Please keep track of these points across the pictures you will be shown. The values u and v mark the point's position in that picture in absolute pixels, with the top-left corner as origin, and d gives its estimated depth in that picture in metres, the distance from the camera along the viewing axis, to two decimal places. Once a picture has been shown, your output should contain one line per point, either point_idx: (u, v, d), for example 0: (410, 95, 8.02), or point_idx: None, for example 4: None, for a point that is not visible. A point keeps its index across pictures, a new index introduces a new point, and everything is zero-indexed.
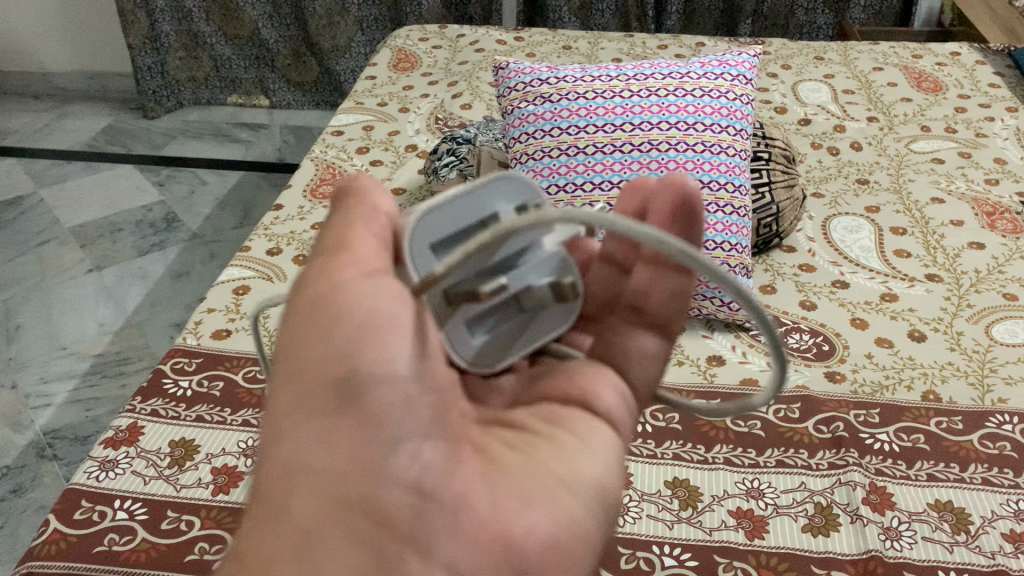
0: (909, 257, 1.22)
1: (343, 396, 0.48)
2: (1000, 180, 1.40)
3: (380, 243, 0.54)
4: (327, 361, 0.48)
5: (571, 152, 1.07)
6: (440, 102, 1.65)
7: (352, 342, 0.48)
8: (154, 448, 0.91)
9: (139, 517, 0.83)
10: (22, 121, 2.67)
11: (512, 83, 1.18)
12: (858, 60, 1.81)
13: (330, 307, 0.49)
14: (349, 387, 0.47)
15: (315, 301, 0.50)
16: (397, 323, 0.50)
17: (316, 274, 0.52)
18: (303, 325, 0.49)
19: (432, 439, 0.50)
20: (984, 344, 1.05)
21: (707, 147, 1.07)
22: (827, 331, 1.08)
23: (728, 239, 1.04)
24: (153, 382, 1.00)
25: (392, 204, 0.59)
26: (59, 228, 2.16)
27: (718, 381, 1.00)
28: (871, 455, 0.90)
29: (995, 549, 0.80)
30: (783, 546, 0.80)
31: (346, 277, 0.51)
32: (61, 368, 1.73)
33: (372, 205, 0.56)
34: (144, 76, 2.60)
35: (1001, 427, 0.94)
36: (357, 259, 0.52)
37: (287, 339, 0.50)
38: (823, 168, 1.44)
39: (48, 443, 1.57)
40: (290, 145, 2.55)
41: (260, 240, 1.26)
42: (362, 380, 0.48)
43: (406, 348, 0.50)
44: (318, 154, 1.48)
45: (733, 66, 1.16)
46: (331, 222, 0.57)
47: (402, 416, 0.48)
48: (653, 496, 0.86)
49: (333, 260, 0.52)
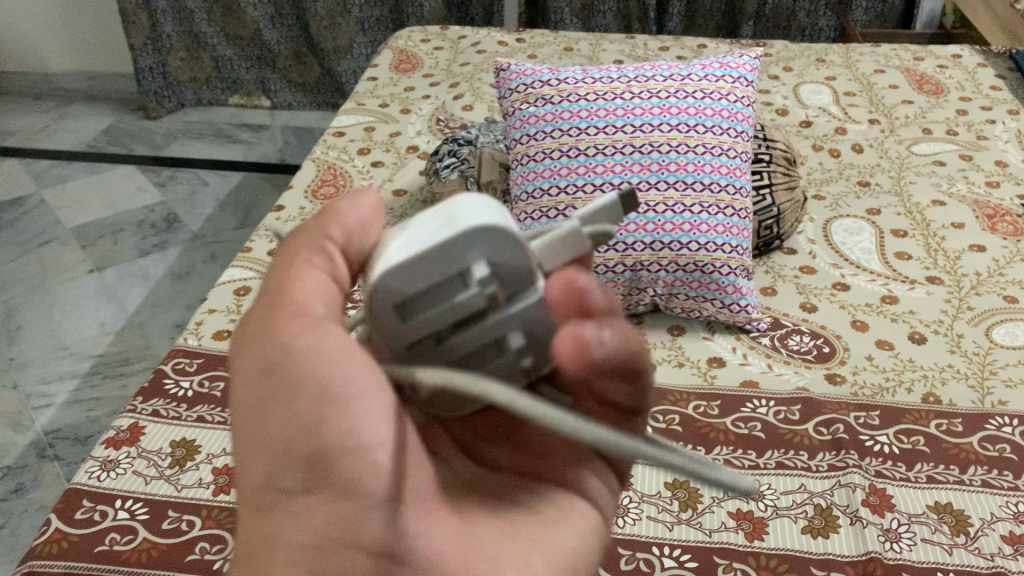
0: (910, 260, 1.22)
1: (314, 467, 0.48)
2: (1001, 182, 1.40)
3: (326, 283, 0.55)
4: (293, 431, 0.49)
5: (573, 154, 1.07)
6: (442, 104, 1.66)
7: (316, 411, 0.49)
8: (155, 448, 0.91)
9: (140, 516, 0.83)
10: (23, 121, 2.68)
11: (512, 84, 1.17)
12: (860, 62, 1.81)
13: (283, 373, 0.49)
14: (318, 458, 0.48)
15: (272, 364, 0.50)
16: (359, 383, 0.49)
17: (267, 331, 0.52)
18: (265, 390, 0.50)
19: (404, 500, 0.50)
20: (985, 347, 1.05)
21: (709, 148, 1.07)
22: (827, 333, 1.08)
23: (729, 241, 1.05)
24: (154, 382, 1.00)
25: (348, 215, 0.58)
26: (60, 229, 2.16)
27: (718, 383, 1.00)
28: (871, 457, 0.90)
29: (994, 551, 0.80)
30: (784, 547, 0.80)
31: (299, 337, 0.50)
32: (62, 368, 1.73)
33: (313, 249, 0.56)
34: (146, 76, 2.61)
35: (1001, 429, 0.94)
36: (309, 314, 0.52)
37: (248, 408, 0.51)
38: (824, 171, 1.45)
39: (49, 443, 1.57)
40: (291, 146, 2.56)
41: (261, 241, 1.27)
42: (330, 449, 0.48)
43: (374, 408, 0.50)
44: (319, 155, 1.49)
45: (735, 67, 1.16)
46: (282, 256, 0.57)
47: (373, 481, 0.49)
48: (654, 497, 0.86)
49: (283, 316, 0.52)
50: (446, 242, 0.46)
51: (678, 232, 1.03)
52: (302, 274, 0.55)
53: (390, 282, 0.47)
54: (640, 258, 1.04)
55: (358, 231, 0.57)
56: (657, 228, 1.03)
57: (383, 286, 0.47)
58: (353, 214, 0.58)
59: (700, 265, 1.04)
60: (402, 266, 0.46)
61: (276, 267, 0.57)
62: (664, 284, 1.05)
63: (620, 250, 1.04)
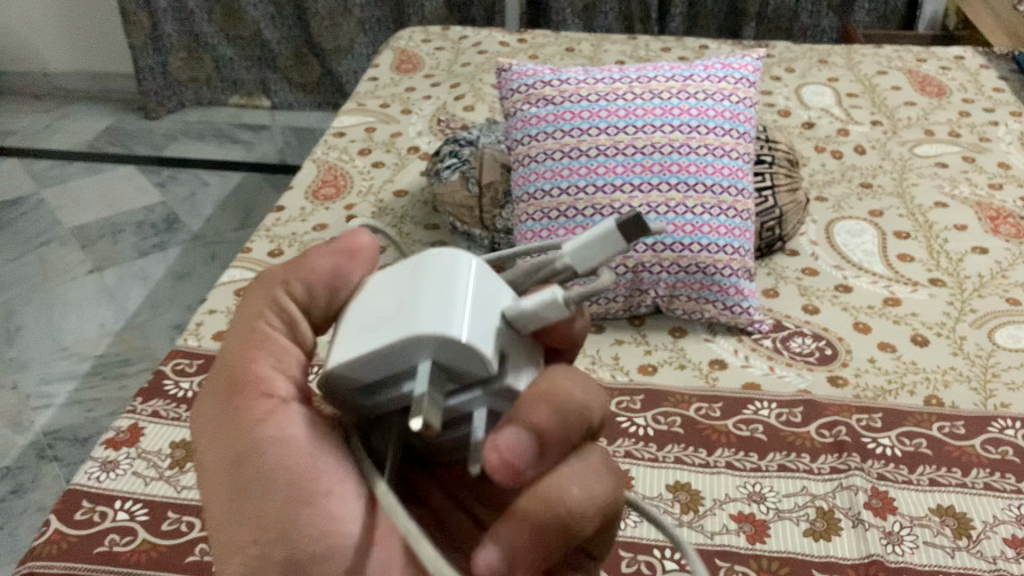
0: (912, 262, 1.21)
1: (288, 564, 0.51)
2: (1004, 184, 1.39)
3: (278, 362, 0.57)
4: (261, 530, 0.51)
5: (574, 155, 1.07)
6: (443, 104, 1.65)
7: (284, 507, 0.51)
8: (155, 449, 0.91)
9: (140, 517, 0.83)
10: (24, 121, 2.67)
11: (513, 84, 1.16)
12: (862, 63, 1.81)
13: (255, 457, 0.52)
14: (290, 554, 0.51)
15: (236, 463, 0.53)
16: (319, 470, 0.52)
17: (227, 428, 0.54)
18: (230, 491, 0.52)
19: None
20: (987, 349, 1.05)
21: (711, 149, 1.07)
22: (829, 335, 1.08)
23: (731, 242, 1.05)
24: (153, 383, 1.00)
25: (305, 268, 0.57)
26: (60, 229, 2.16)
27: (720, 385, 1.00)
28: (873, 459, 0.90)
29: (997, 554, 0.80)
30: (785, 550, 0.80)
31: (261, 430, 0.53)
32: (62, 368, 1.73)
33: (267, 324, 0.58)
34: (146, 77, 2.60)
35: (1003, 432, 0.93)
36: (265, 403, 0.55)
37: (214, 512, 0.53)
38: (827, 172, 1.44)
39: (49, 443, 1.57)
40: (292, 147, 2.55)
41: (261, 241, 1.26)
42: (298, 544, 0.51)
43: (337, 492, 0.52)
44: (320, 156, 1.48)
45: (738, 68, 1.15)
46: (231, 339, 0.59)
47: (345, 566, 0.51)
48: (655, 499, 0.85)
49: (241, 408, 0.54)
50: (389, 347, 0.43)
51: (681, 233, 1.04)
52: (261, 350, 0.57)
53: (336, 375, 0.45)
54: (642, 259, 1.04)
55: (328, 277, 0.56)
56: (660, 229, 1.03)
57: (331, 377, 0.46)
58: (325, 259, 0.56)
59: (701, 266, 1.04)
60: (343, 366, 0.44)
61: (232, 332, 0.59)
62: (666, 285, 1.06)
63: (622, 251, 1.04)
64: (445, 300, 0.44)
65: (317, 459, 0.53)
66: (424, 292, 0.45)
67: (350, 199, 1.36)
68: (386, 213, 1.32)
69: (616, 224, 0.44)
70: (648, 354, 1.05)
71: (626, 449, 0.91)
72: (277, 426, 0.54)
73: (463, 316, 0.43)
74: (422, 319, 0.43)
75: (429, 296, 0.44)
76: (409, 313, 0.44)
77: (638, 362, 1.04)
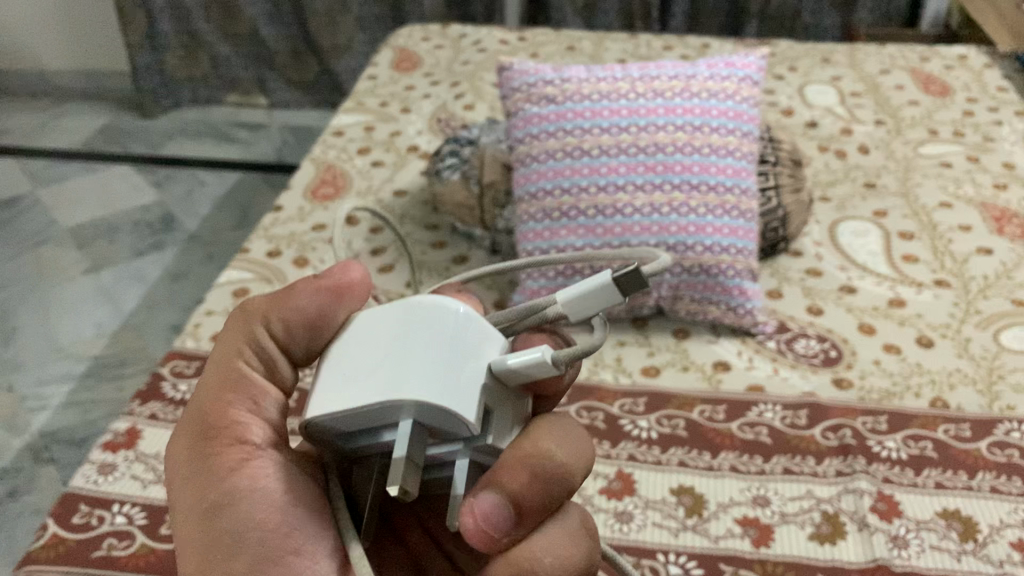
0: (917, 263, 1.20)
1: None
2: (1008, 184, 1.38)
3: (255, 398, 0.58)
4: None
5: (577, 154, 1.06)
6: (443, 103, 1.64)
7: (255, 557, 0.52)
8: (153, 452, 0.90)
9: (138, 521, 0.82)
10: (19, 119, 2.64)
11: (514, 83, 1.14)
12: (865, 62, 1.80)
13: (231, 501, 0.53)
14: None
15: (209, 508, 0.53)
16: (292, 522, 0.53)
17: (201, 469, 0.55)
18: (200, 536, 0.52)
19: None
20: (993, 351, 1.04)
21: (714, 149, 1.05)
22: (834, 337, 1.07)
23: (735, 243, 1.04)
24: (151, 385, 0.99)
25: (284, 302, 0.59)
26: (56, 229, 2.14)
27: (724, 387, 0.99)
28: (879, 462, 0.89)
29: (1003, 558, 0.79)
30: (791, 554, 0.79)
31: (237, 477, 0.54)
32: (58, 370, 1.71)
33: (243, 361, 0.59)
34: (143, 75, 2.57)
35: (1011, 435, 0.92)
36: (243, 447, 0.56)
37: (181, 555, 0.53)
38: (829, 172, 1.43)
39: (45, 446, 1.55)
40: (290, 146, 2.54)
41: (259, 241, 1.25)
42: None
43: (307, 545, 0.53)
44: (319, 154, 1.47)
45: (742, 66, 1.12)
46: (207, 376, 0.60)
47: None
48: (659, 502, 0.84)
49: (220, 450, 0.55)
50: (371, 405, 0.45)
51: (684, 234, 1.02)
52: (240, 391, 0.58)
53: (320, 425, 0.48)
54: None
55: (310, 313, 0.58)
56: (663, 229, 1.02)
57: (313, 425, 0.48)
58: (306, 297, 0.58)
59: (705, 267, 1.03)
60: (325, 418, 0.47)
61: (209, 367, 0.60)
62: (669, 287, 1.05)
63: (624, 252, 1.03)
64: (428, 361, 0.46)
65: (291, 507, 0.54)
66: (408, 347, 0.47)
67: (349, 198, 1.35)
68: (385, 213, 1.31)
69: (617, 277, 0.46)
70: (652, 356, 1.04)
71: (629, 452, 0.90)
72: (254, 471, 0.55)
73: (443, 378, 0.45)
74: (405, 381, 0.45)
75: (412, 357, 0.46)
76: (391, 372, 0.46)
77: (641, 364, 1.03)
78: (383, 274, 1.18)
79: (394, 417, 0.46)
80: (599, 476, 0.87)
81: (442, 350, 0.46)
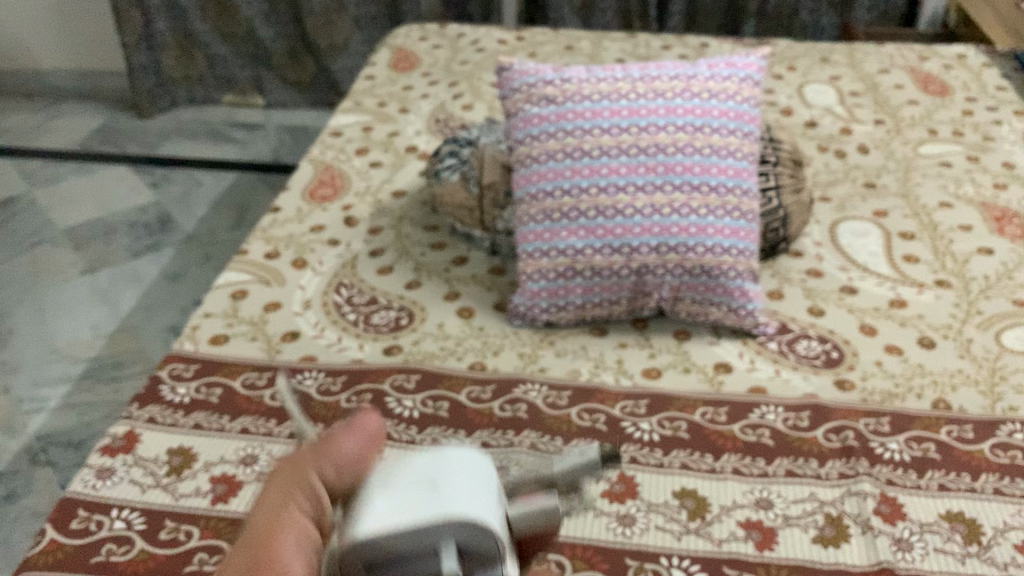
0: (918, 263, 1.20)
1: None
2: (1008, 184, 1.38)
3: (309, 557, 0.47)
4: None
5: (577, 155, 1.05)
6: (441, 103, 1.63)
7: None
8: (151, 456, 0.89)
9: (137, 526, 0.81)
10: (15, 120, 2.64)
11: (514, 83, 1.14)
12: (864, 62, 1.79)
13: None
14: None
15: None
16: None
17: None
18: None
19: None
20: (995, 351, 1.04)
21: (715, 150, 1.05)
22: (836, 338, 1.06)
23: (736, 244, 1.03)
24: (149, 388, 0.98)
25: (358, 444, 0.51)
26: (53, 229, 2.13)
27: (726, 389, 0.99)
28: (882, 464, 0.88)
29: (1008, 560, 0.78)
30: (795, 557, 0.78)
31: None
32: (54, 372, 1.71)
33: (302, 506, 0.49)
34: (139, 75, 2.58)
35: (1014, 436, 0.92)
36: None
37: None
38: (829, 172, 1.43)
39: (42, 448, 1.54)
40: (287, 145, 2.53)
41: (258, 243, 1.24)
42: None
43: None
44: (317, 155, 1.46)
45: (742, 67, 1.12)
46: (263, 513, 0.50)
47: None
48: (661, 506, 0.84)
49: None
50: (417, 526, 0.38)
51: (685, 235, 1.02)
52: (288, 547, 0.47)
53: (361, 544, 0.38)
54: (646, 261, 1.03)
55: (355, 460, 0.50)
56: (663, 230, 1.02)
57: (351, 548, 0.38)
58: (355, 444, 0.51)
59: (706, 268, 1.03)
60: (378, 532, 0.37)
61: (261, 509, 0.50)
62: (670, 288, 1.04)
63: (625, 253, 1.03)
64: (470, 492, 0.40)
65: None
66: (442, 482, 0.40)
67: (348, 199, 1.35)
68: (384, 214, 1.30)
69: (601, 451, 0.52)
70: (653, 358, 1.04)
71: (631, 455, 0.89)
72: None
73: (488, 500, 0.40)
74: (456, 498, 0.39)
75: (454, 483, 0.40)
76: (436, 499, 0.39)
77: (642, 365, 1.02)
78: (382, 276, 1.18)
79: (430, 541, 0.38)
80: (601, 479, 0.86)
81: (490, 483, 0.42)
